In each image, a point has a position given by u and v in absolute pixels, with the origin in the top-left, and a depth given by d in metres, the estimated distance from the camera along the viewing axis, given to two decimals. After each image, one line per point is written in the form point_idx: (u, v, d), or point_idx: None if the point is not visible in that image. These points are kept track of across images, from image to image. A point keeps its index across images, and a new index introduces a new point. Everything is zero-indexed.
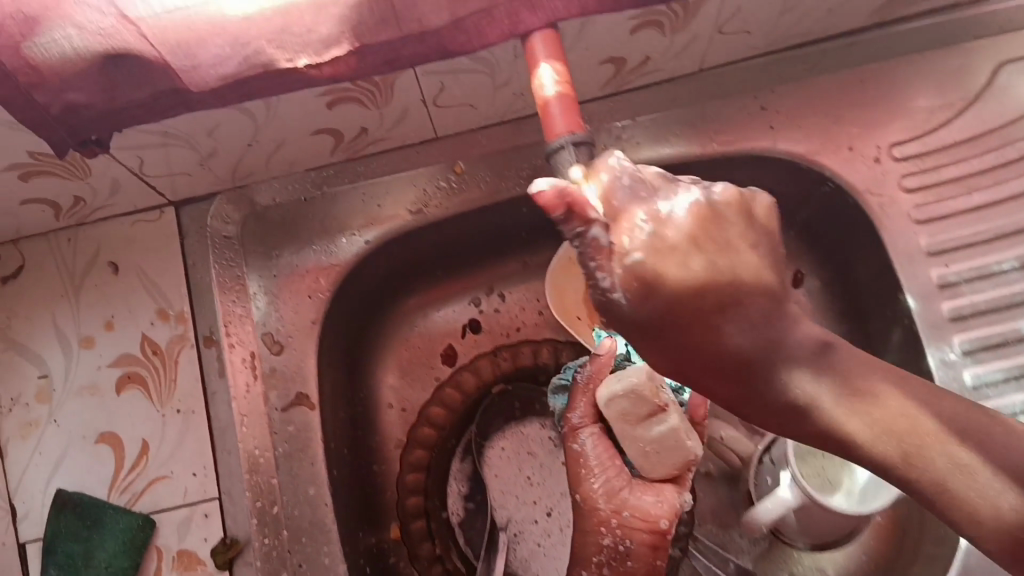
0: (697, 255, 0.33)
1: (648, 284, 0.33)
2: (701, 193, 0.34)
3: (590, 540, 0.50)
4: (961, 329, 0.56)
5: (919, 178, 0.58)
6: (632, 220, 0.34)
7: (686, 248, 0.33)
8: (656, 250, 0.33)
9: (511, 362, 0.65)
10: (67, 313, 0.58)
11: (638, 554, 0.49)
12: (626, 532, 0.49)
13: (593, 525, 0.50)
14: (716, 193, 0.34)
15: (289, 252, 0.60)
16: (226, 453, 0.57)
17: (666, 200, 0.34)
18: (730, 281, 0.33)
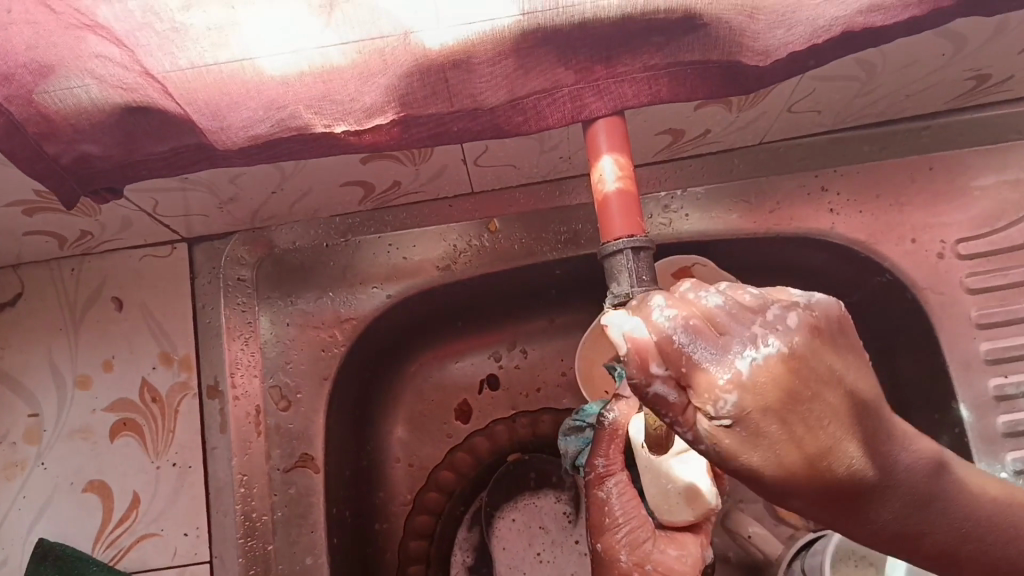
0: (790, 441, 0.25)
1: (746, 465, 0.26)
2: (786, 344, 0.25)
3: None
4: (1016, 446, 0.52)
5: (984, 279, 0.55)
6: (712, 390, 0.25)
7: (783, 414, 0.25)
8: (750, 412, 0.25)
9: (529, 429, 0.61)
10: (65, 348, 0.54)
11: None
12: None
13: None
14: (793, 325, 0.25)
15: (306, 298, 0.56)
16: (222, 514, 0.52)
17: (745, 357, 0.25)
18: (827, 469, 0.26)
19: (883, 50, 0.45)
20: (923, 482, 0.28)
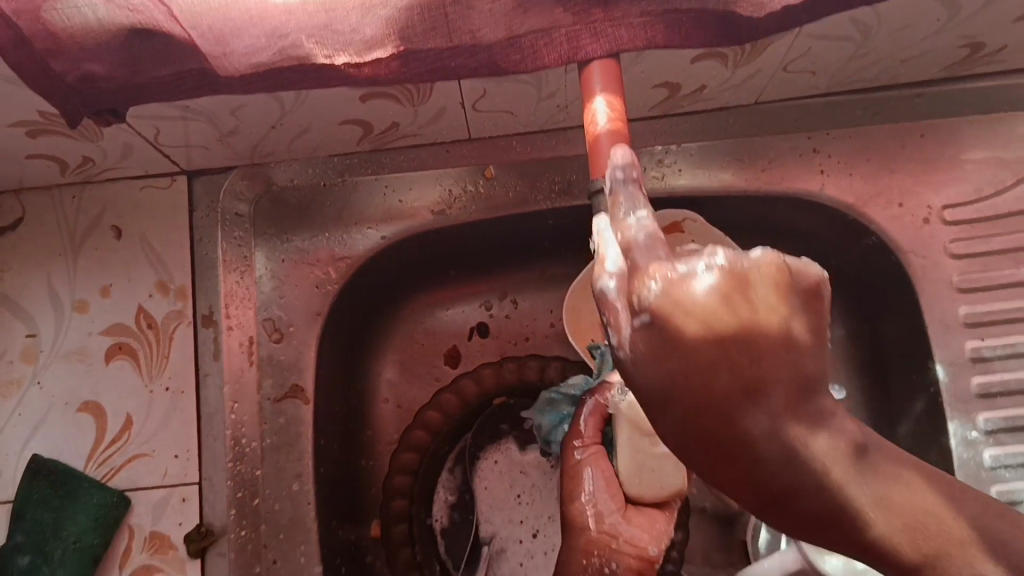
0: (724, 307, 0.27)
1: (661, 349, 0.28)
2: (723, 256, 0.28)
3: (575, 557, 0.48)
4: (987, 407, 0.54)
5: (967, 244, 0.56)
6: (643, 279, 0.28)
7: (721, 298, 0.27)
8: (666, 303, 0.27)
9: (516, 375, 0.63)
10: (64, 272, 0.55)
11: None
12: (611, 553, 0.47)
13: (582, 553, 0.48)
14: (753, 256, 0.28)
15: (300, 236, 0.57)
16: (212, 439, 0.54)
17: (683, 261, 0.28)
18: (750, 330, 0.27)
19: (878, 12, 0.45)
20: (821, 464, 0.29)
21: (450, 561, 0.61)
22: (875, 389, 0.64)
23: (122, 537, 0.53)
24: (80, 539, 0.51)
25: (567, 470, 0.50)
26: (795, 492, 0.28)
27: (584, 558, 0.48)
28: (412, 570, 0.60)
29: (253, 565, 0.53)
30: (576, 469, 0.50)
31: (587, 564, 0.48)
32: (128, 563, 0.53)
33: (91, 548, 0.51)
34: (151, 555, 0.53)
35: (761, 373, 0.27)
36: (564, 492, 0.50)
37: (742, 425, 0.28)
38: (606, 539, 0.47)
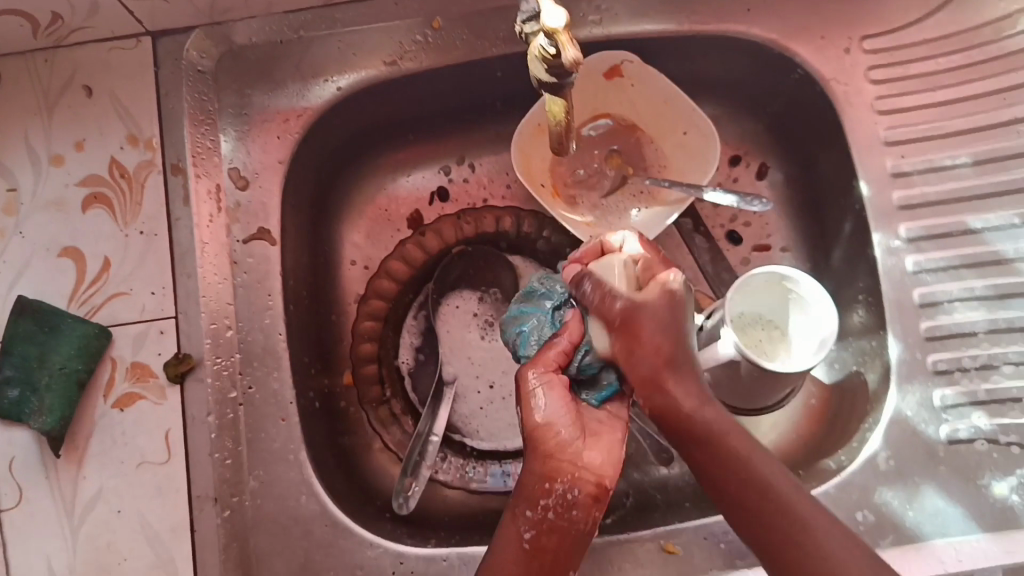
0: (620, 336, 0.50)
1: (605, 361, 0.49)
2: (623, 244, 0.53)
3: (536, 483, 0.48)
4: (909, 218, 0.59)
5: (884, 71, 0.60)
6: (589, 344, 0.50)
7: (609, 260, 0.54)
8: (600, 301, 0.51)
9: (473, 227, 0.66)
10: (39, 130, 0.59)
11: (582, 504, 0.48)
12: (574, 481, 0.48)
13: (544, 475, 0.48)
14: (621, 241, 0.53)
15: (260, 92, 0.60)
16: (186, 277, 0.58)
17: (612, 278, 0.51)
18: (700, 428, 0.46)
19: None
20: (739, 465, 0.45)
21: (415, 397, 0.67)
22: (811, 226, 0.68)
23: (105, 368, 0.56)
24: (66, 365, 0.55)
25: (522, 394, 0.49)
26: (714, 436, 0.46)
27: (543, 483, 0.48)
28: (381, 406, 0.64)
29: (229, 389, 0.57)
30: (533, 395, 0.49)
31: (548, 489, 0.48)
32: (112, 393, 0.56)
33: (77, 375, 0.55)
34: (133, 383, 0.56)
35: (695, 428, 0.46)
36: (523, 403, 0.49)
37: (666, 367, 0.47)
38: (567, 459, 0.48)
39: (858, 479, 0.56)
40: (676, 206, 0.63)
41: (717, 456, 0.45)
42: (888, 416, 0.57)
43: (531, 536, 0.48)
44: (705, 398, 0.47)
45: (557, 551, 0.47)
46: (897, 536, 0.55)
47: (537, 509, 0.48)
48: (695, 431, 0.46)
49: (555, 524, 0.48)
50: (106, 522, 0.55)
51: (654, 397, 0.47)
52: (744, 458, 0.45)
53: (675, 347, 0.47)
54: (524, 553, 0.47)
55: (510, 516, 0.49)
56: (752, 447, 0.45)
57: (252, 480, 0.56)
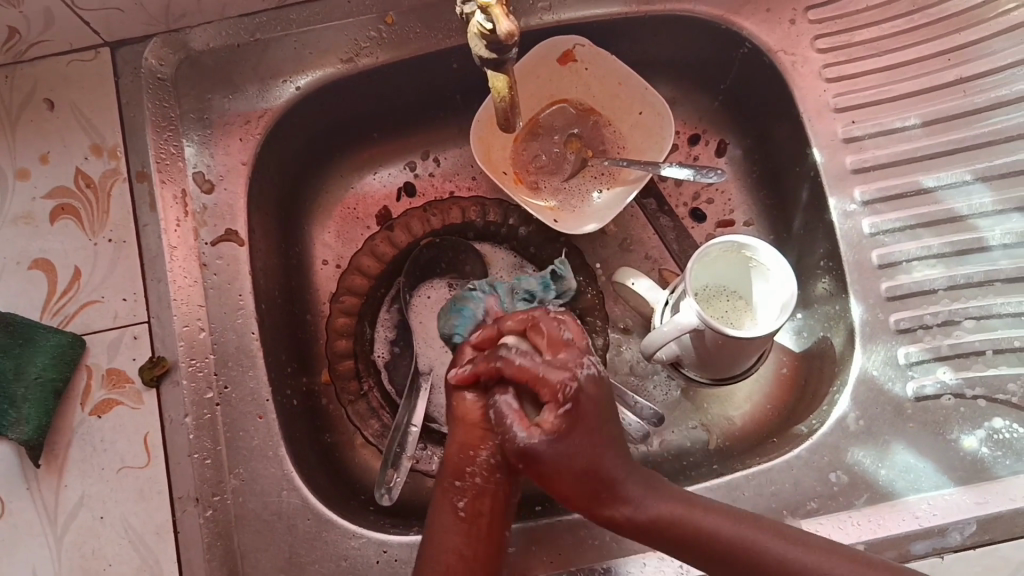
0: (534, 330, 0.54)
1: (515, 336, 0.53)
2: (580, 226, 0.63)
3: (464, 449, 0.52)
4: (863, 181, 0.60)
5: (830, 40, 0.62)
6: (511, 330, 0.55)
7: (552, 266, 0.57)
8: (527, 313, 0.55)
9: (440, 219, 0.68)
10: (3, 145, 0.59)
11: (506, 468, 0.51)
12: (495, 447, 0.51)
13: (469, 446, 0.52)
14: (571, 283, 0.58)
15: (220, 96, 0.61)
16: (156, 282, 0.58)
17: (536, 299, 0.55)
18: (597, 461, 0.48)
19: None
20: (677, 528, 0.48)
21: (393, 388, 0.66)
22: (772, 199, 0.69)
23: (81, 376, 0.57)
24: (42, 373, 0.55)
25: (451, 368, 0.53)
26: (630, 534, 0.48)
27: (468, 452, 0.52)
28: (358, 399, 0.65)
29: (205, 390, 0.58)
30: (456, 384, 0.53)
31: (474, 456, 0.51)
32: (90, 400, 0.57)
33: (53, 383, 0.55)
34: (110, 389, 0.57)
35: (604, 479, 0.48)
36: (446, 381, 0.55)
37: (605, 492, 0.48)
38: (488, 430, 0.52)
39: (829, 440, 0.57)
40: (636, 184, 0.64)
41: (678, 532, 0.48)
42: (854, 377, 0.58)
43: (464, 505, 0.51)
44: (645, 491, 0.49)
45: (490, 517, 0.51)
46: (871, 495, 0.55)
47: (466, 479, 0.51)
48: (647, 522, 0.48)
49: (484, 488, 0.51)
50: (90, 529, 0.55)
51: (606, 517, 0.48)
52: (695, 525, 0.48)
53: (615, 467, 0.48)
54: (461, 520, 0.50)
55: (440, 492, 0.52)
56: (685, 501, 0.49)
57: (232, 479, 0.57)
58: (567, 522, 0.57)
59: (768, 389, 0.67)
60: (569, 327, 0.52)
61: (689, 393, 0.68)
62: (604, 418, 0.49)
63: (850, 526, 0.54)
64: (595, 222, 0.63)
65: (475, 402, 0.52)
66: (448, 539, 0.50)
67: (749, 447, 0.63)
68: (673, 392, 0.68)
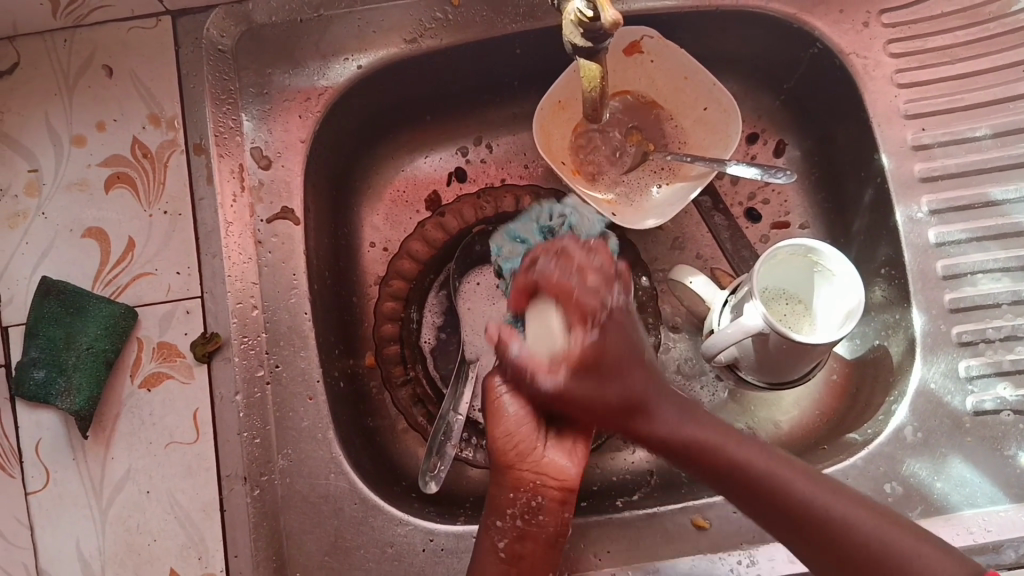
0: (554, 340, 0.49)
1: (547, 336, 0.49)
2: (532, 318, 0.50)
3: (503, 492, 0.50)
4: (930, 190, 0.59)
5: (905, 44, 0.61)
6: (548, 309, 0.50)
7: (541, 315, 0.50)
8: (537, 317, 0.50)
9: (493, 207, 0.67)
10: (60, 109, 0.59)
11: (549, 509, 0.50)
12: (537, 489, 0.50)
13: (509, 487, 0.50)
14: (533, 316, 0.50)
15: (281, 71, 0.60)
16: (211, 257, 0.57)
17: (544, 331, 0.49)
18: (617, 366, 0.48)
19: None
20: (718, 455, 0.46)
21: (438, 375, 0.66)
22: (832, 200, 0.68)
23: (131, 348, 0.56)
24: (93, 344, 0.55)
25: (491, 405, 0.52)
26: (669, 437, 0.47)
27: (507, 493, 0.50)
28: (404, 385, 0.65)
29: (256, 367, 0.57)
30: (498, 402, 0.52)
31: (514, 498, 0.50)
32: (139, 373, 0.56)
33: (103, 354, 0.55)
34: (160, 363, 0.56)
35: (632, 390, 0.47)
36: (489, 417, 0.52)
37: (639, 409, 0.47)
38: (529, 471, 0.50)
39: (886, 449, 0.56)
40: (699, 180, 0.63)
41: (698, 462, 0.46)
42: (913, 387, 0.57)
43: (505, 545, 0.50)
44: (678, 413, 0.48)
45: (532, 559, 0.50)
46: (925, 507, 0.55)
47: (507, 519, 0.50)
48: (665, 440, 0.47)
49: (524, 531, 0.50)
50: (135, 503, 0.55)
51: (637, 434, 0.48)
52: (737, 457, 0.45)
53: (644, 383, 0.48)
54: (500, 561, 0.50)
55: (484, 528, 0.51)
56: (713, 430, 0.47)
57: (281, 459, 0.56)
58: (614, 520, 0.56)
59: (819, 393, 0.66)
60: (597, 284, 0.50)
61: (739, 396, 0.67)
62: (627, 324, 0.49)
63: None
64: (654, 218, 0.62)
65: (525, 431, 0.51)
66: None
67: (797, 455, 0.63)
68: (720, 394, 0.67)
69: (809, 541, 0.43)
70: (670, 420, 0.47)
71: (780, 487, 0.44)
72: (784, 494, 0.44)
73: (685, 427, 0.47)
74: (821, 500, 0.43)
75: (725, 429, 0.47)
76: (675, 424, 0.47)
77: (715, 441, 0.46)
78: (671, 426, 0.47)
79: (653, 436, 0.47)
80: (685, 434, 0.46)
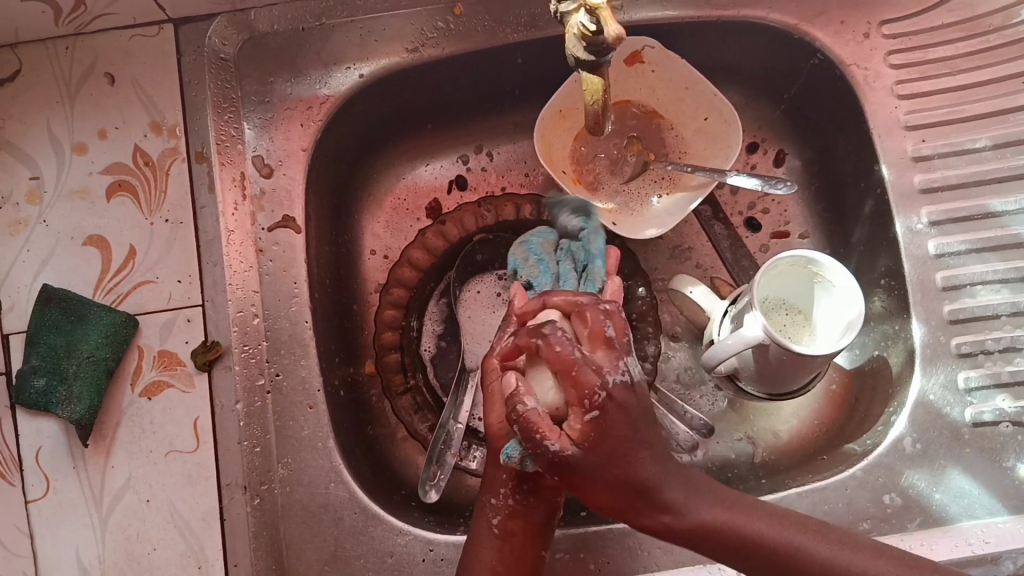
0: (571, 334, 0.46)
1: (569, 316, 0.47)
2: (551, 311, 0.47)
3: (499, 468, 0.48)
4: (930, 201, 0.59)
5: (905, 56, 0.61)
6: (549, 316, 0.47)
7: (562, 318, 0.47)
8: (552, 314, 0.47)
9: (494, 215, 0.67)
10: (62, 117, 0.59)
11: (541, 490, 0.49)
12: (531, 472, 0.48)
13: (505, 466, 0.48)
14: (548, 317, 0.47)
15: (283, 79, 0.60)
16: (212, 265, 0.58)
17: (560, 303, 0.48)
18: (628, 476, 0.42)
19: None
20: (733, 535, 0.42)
21: (438, 383, 0.67)
22: (831, 210, 0.69)
23: (132, 356, 0.56)
24: (94, 353, 0.55)
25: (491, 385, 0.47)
26: (680, 532, 0.42)
27: (500, 476, 0.48)
28: (405, 393, 0.65)
29: (256, 376, 0.57)
30: (495, 386, 0.46)
31: (508, 477, 0.48)
32: (140, 381, 0.56)
33: (104, 363, 0.55)
34: (161, 371, 0.56)
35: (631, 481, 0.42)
36: (487, 399, 0.47)
37: (646, 490, 0.42)
38: (524, 457, 0.46)
39: (885, 461, 0.56)
40: (698, 190, 0.63)
41: (707, 534, 0.42)
42: (912, 398, 0.57)
43: (498, 521, 0.49)
44: (685, 490, 0.43)
45: (524, 536, 0.48)
46: (924, 519, 0.55)
47: (501, 496, 0.48)
48: (685, 531, 0.42)
49: (517, 511, 0.48)
50: (135, 512, 0.55)
51: (644, 524, 0.43)
52: (749, 530, 0.43)
53: (652, 467, 0.42)
54: (494, 537, 0.48)
55: (479, 504, 0.50)
56: (726, 508, 0.43)
57: (281, 468, 0.56)
58: (614, 531, 0.56)
59: (817, 402, 0.66)
60: (599, 361, 0.43)
61: (739, 404, 0.67)
62: (629, 415, 0.42)
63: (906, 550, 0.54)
64: (653, 230, 0.62)
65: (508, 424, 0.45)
66: (481, 556, 0.48)
67: (796, 465, 0.63)
68: (721, 403, 0.67)
69: None
70: (682, 519, 0.42)
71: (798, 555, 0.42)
72: (800, 556, 0.42)
73: (689, 506, 0.43)
74: (847, 568, 0.42)
75: (719, 495, 0.44)
76: (688, 515, 0.42)
77: (723, 521, 0.43)
78: (693, 517, 0.42)
79: (670, 536, 0.43)
80: (693, 516, 0.42)
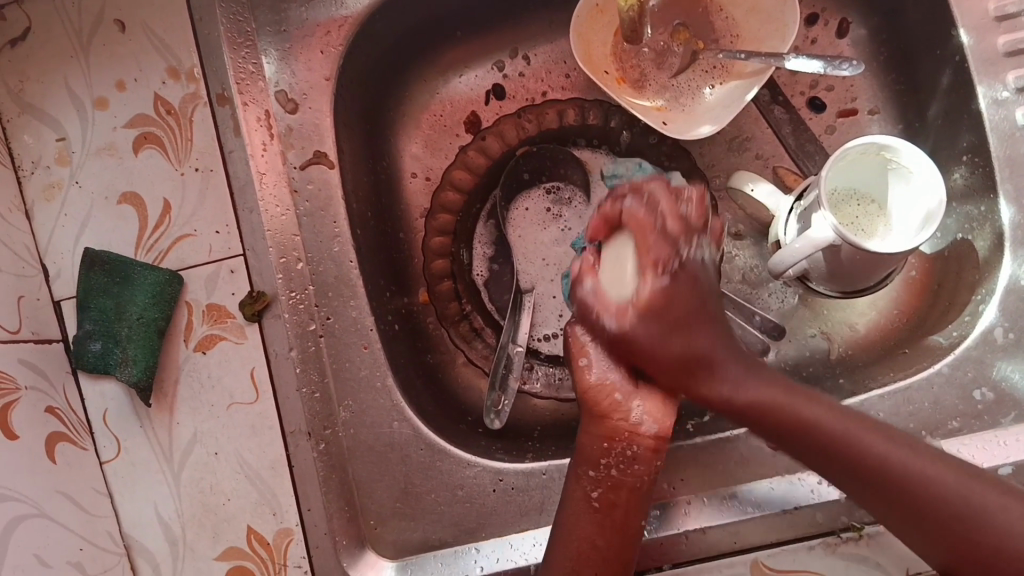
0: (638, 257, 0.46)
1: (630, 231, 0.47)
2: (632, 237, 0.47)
3: (593, 438, 0.47)
4: (1018, 65, 0.53)
5: None
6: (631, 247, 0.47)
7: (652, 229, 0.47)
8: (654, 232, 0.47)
9: (536, 125, 0.63)
10: (78, 72, 0.56)
11: (641, 456, 0.47)
12: (631, 438, 0.46)
13: (601, 436, 0.47)
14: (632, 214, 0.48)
15: (297, 4, 0.56)
16: (248, 211, 0.56)
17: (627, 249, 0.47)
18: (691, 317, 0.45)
19: None
20: (778, 404, 0.43)
21: (494, 307, 0.65)
22: (904, 81, 0.63)
23: (181, 313, 0.55)
24: (143, 314, 0.54)
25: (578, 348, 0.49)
26: (745, 402, 0.44)
27: (600, 444, 0.47)
28: (460, 320, 0.63)
29: (307, 322, 0.55)
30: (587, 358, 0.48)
31: (607, 448, 0.47)
32: (193, 336, 0.55)
33: (154, 322, 0.54)
34: (212, 325, 0.55)
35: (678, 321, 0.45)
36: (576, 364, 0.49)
37: (702, 366, 0.45)
38: (622, 420, 0.47)
39: (973, 353, 0.52)
40: (755, 78, 0.58)
41: (757, 413, 0.44)
42: (1002, 285, 0.52)
43: (598, 494, 0.47)
44: (747, 371, 0.45)
45: (627, 507, 0.47)
46: (1020, 412, 0.51)
47: (599, 469, 0.47)
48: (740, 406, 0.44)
49: (620, 481, 0.47)
50: (206, 465, 0.55)
51: (702, 396, 0.45)
52: (811, 416, 0.43)
53: (712, 343, 0.45)
54: (593, 511, 0.47)
55: (574, 478, 0.48)
56: (796, 395, 0.44)
57: (343, 412, 0.55)
58: (686, 448, 0.54)
59: (896, 291, 0.62)
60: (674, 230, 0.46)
61: (807, 302, 0.63)
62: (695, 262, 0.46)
63: (997, 446, 0.51)
64: (708, 126, 0.58)
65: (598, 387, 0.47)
66: (580, 531, 0.47)
67: (873, 361, 0.60)
68: (788, 301, 0.64)
69: (874, 491, 0.42)
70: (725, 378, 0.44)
71: (849, 443, 0.42)
72: (855, 447, 0.42)
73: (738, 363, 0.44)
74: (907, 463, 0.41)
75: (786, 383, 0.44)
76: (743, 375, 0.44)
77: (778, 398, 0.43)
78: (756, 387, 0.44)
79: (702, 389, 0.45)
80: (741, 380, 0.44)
